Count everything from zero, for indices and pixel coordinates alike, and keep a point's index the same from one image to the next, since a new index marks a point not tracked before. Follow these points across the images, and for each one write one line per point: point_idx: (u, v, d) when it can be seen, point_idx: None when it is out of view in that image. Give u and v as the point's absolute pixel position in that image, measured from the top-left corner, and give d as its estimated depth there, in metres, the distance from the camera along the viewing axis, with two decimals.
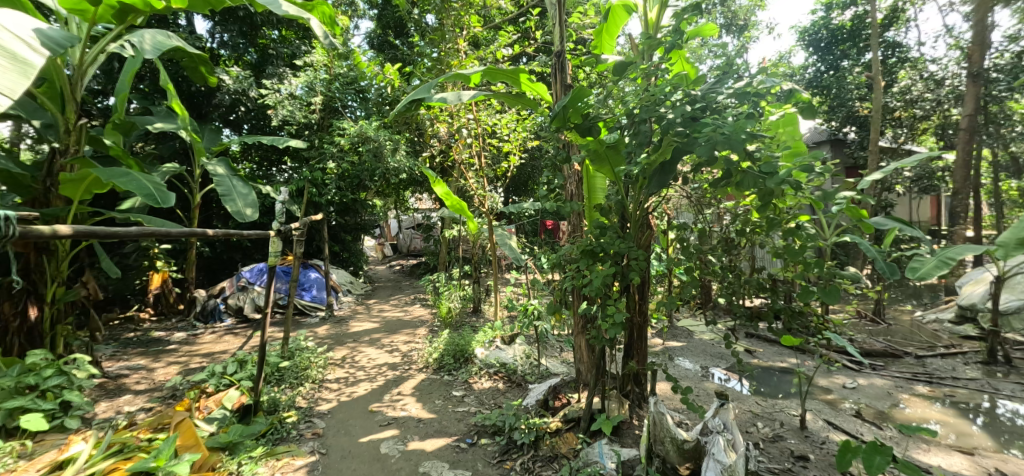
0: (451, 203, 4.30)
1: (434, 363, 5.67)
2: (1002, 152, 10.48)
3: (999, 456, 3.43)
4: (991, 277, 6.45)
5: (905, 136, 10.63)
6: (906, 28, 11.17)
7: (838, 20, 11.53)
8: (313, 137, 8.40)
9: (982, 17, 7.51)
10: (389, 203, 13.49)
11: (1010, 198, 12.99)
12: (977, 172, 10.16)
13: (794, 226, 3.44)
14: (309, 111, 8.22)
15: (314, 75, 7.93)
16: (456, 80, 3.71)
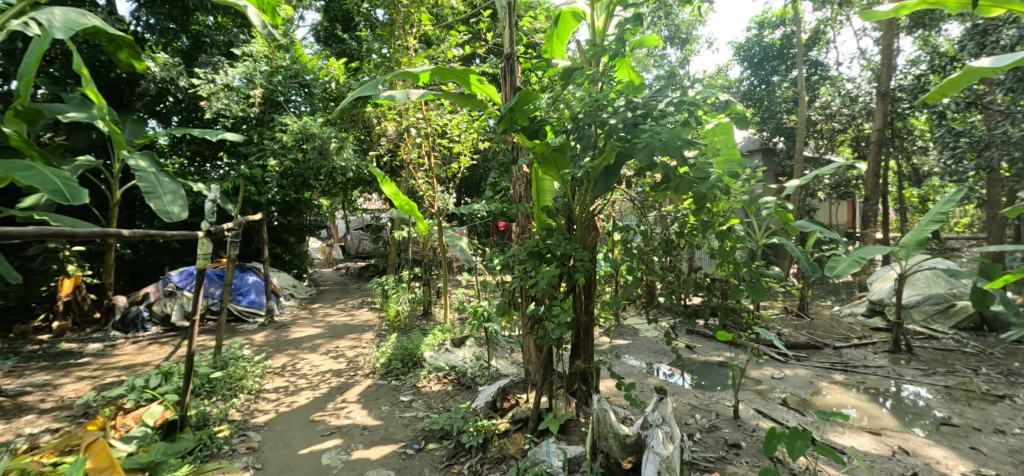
0: (400, 204, 4.20)
1: (381, 368, 5.51)
2: (905, 163, 11.73)
3: (901, 435, 3.83)
4: (896, 275, 7.25)
5: (825, 147, 11.65)
6: (827, 49, 12.27)
7: (770, 38, 12.45)
8: (251, 131, 7.95)
9: (888, 42, 8.40)
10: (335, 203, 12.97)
11: (912, 204, 14.53)
12: (884, 181, 11.31)
13: (726, 228, 3.67)
14: (247, 104, 7.76)
15: (253, 66, 7.51)
16: (404, 77, 3.63)
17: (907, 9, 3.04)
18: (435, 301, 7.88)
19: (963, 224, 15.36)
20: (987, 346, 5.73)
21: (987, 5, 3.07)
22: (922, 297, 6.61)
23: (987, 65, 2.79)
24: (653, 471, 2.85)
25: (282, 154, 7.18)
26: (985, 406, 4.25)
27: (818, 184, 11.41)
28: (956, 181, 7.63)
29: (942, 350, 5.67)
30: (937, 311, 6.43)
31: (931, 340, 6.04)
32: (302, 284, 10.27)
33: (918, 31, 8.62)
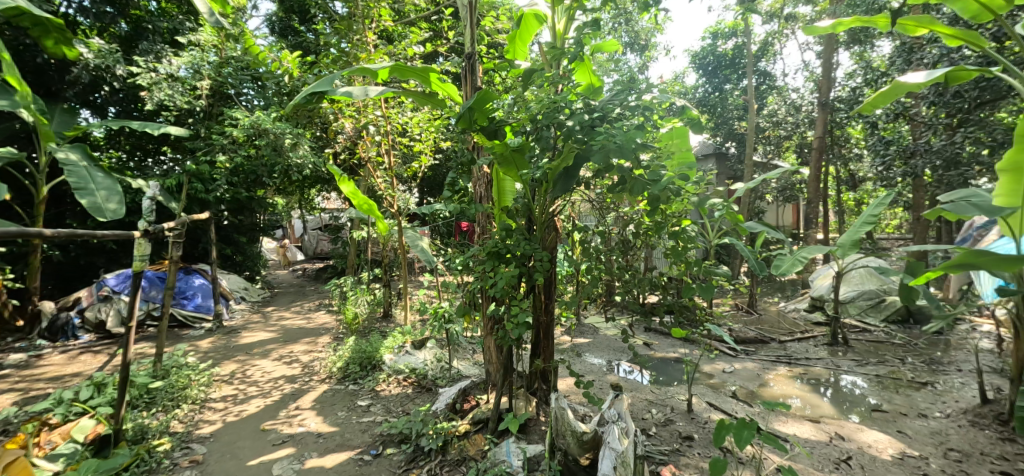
0: (359, 203, 4.10)
1: (338, 372, 5.34)
2: (844, 169, 12.57)
3: (838, 422, 4.12)
4: (835, 272, 7.82)
5: (773, 152, 12.33)
6: (774, 60, 12.99)
7: (723, 47, 13.05)
8: (198, 125, 7.50)
9: (828, 56, 9.02)
10: (290, 201, 12.46)
11: (850, 207, 15.57)
12: (825, 185, 12.09)
13: (678, 229, 3.82)
14: (194, 96, 7.33)
15: (200, 56, 7.13)
16: (362, 74, 3.51)
17: (842, 26, 3.31)
18: (396, 303, 7.71)
19: (893, 225, 16.65)
20: (912, 337, 6.25)
21: (911, 25, 3.39)
22: (857, 293, 7.16)
23: (915, 81, 3.14)
24: (609, 466, 2.90)
25: (231, 150, 6.82)
26: (910, 392, 4.64)
27: (766, 188, 12.07)
28: (887, 186, 8.27)
29: (874, 342, 6.15)
30: (871, 305, 6.98)
31: (865, 332, 6.54)
32: (254, 287, 9.79)
33: (855, 47, 9.43)
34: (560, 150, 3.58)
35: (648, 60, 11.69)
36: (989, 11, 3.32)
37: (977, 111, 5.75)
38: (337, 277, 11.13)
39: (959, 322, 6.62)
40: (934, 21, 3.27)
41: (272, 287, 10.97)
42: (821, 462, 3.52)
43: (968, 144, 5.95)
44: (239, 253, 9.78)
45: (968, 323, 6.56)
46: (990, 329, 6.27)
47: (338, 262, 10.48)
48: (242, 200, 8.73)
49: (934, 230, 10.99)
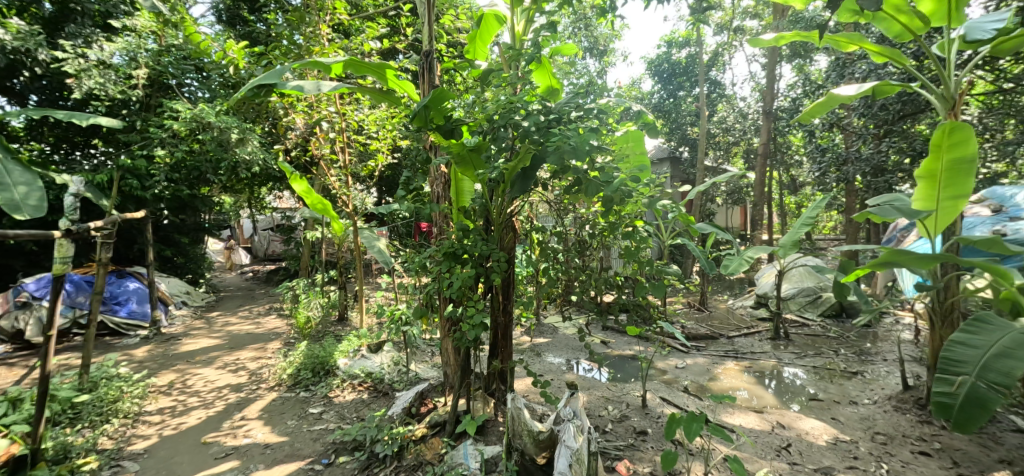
0: (313, 202, 3.96)
1: (288, 379, 5.11)
2: (786, 173, 13.38)
3: (779, 411, 4.38)
4: (777, 270, 8.33)
5: (722, 157, 12.98)
6: (724, 70, 13.69)
7: (677, 56, 13.64)
8: (133, 117, 7.02)
9: (773, 67, 9.61)
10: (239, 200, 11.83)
11: (792, 210, 16.59)
12: (769, 189, 12.83)
13: (631, 229, 3.91)
14: (129, 85, 6.85)
15: (137, 43, 6.68)
16: (314, 67, 3.35)
17: (784, 40, 3.53)
18: (352, 306, 7.46)
19: (829, 227, 17.92)
20: (845, 330, 6.75)
21: (844, 42, 3.66)
22: (797, 290, 7.65)
23: (847, 94, 3.41)
24: (565, 464, 2.93)
25: (171, 144, 6.42)
26: (843, 382, 5.01)
27: (716, 192, 12.70)
28: (823, 190, 8.88)
29: (812, 336, 6.59)
30: (809, 301, 7.48)
31: (805, 327, 6.99)
32: (197, 291, 9.21)
33: (796, 60, 10.09)
34: (518, 150, 3.60)
35: (607, 65, 12.05)
36: (910, 32, 3.66)
37: (900, 123, 6.28)
38: (289, 279, 10.63)
39: (886, 315, 7.23)
40: (864, 38, 3.56)
41: (217, 290, 10.35)
42: (763, 450, 3.74)
43: (892, 153, 6.52)
44: (179, 254, 9.18)
45: (893, 316, 7.17)
46: (911, 321, 6.88)
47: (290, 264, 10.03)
48: (184, 198, 8.19)
49: (864, 232, 11.92)
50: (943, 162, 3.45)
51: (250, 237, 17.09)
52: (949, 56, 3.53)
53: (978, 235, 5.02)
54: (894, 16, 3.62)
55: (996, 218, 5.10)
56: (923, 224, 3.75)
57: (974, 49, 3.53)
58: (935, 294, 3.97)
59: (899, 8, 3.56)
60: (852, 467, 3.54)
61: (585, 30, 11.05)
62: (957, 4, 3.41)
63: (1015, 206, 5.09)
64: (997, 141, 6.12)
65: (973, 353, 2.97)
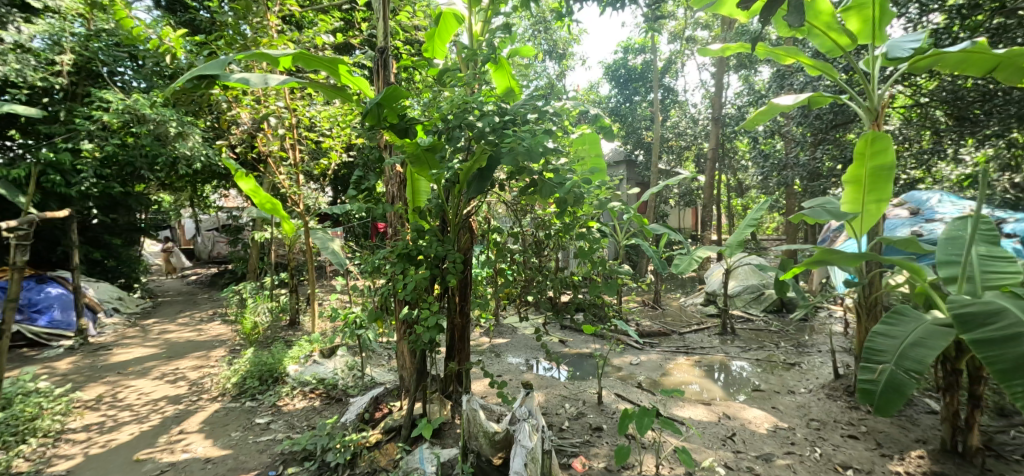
0: (261, 201, 3.78)
1: (233, 389, 4.83)
2: (734, 177, 14.09)
3: (726, 403, 4.62)
4: (724, 268, 8.79)
5: (675, 161, 13.53)
6: (677, 77, 14.28)
7: (633, 62, 14.11)
8: (58, 107, 6.47)
9: (722, 75, 10.14)
10: (181, 198, 11.11)
11: (739, 211, 17.47)
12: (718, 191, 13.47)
13: (585, 231, 3.98)
14: (52, 72, 6.29)
15: (62, 26, 6.15)
16: (261, 59, 3.16)
17: (730, 51, 3.72)
18: (305, 310, 7.15)
19: (772, 227, 19.02)
20: (785, 324, 7.21)
21: (782, 55, 3.92)
22: (743, 287, 8.09)
23: (786, 103, 3.64)
24: (520, 463, 2.94)
25: (101, 137, 5.95)
26: (782, 373, 5.35)
27: (670, 194, 13.28)
28: (766, 193, 9.45)
29: (755, 330, 6.99)
30: (753, 298, 7.93)
31: (749, 322, 7.40)
32: (130, 296, 8.52)
33: (742, 70, 10.68)
34: (473, 151, 3.59)
35: (566, 68, 12.34)
36: (839, 48, 4.00)
37: (832, 132, 6.80)
38: (234, 283, 10.05)
39: (820, 309, 7.79)
40: (800, 52, 3.82)
41: (154, 295, 9.64)
42: (710, 440, 3.92)
43: (825, 159, 7.04)
44: (110, 257, 8.49)
45: (827, 310, 7.74)
46: (842, 314, 7.45)
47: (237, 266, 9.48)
48: (115, 195, 7.58)
49: (802, 232, 12.72)
50: (867, 168, 3.76)
51: (192, 238, 16.05)
52: (873, 72, 3.85)
53: (898, 235, 5.50)
54: (826, 32, 3.95)
55: (914, 219, 5.61)
56: (850, 225, 4.06)
57: (895, 66, 3.87)
58: (861, 289, 4.31)
59: (829, 25, 3.90)
60: (790, 453, 3.78)
61: (545, 33, 11.38)
62: (880, 24, 3.74)
63: (930, 208, 5.61)
64: (914, 150, 6.75)
65: (891, 343, 3.25)
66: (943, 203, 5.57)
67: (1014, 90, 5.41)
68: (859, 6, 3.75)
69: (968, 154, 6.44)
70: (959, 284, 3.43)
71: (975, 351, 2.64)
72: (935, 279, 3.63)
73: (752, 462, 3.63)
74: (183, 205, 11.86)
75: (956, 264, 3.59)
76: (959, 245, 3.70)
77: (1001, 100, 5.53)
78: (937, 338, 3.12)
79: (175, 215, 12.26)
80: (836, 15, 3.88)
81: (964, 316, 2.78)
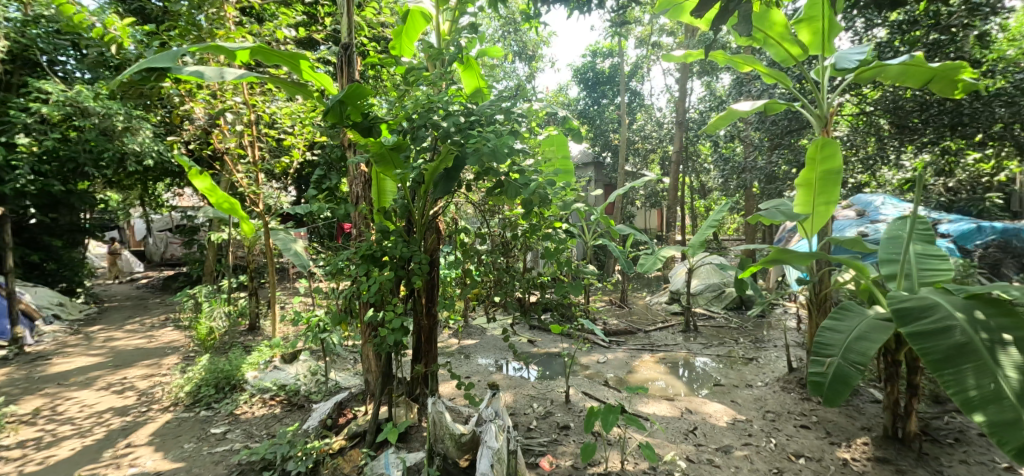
0: (217, 200, 3.61)
1: (186, 398, 4.58)
2: (697, 179, 14.52)
3: (688, 398, 4.76)
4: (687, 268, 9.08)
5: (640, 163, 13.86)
6: (643, 81, 14.60)
7: (601, 65, 14.34)
8: None
9: (686, 80, 10.45)
10: (131, 196, 10.48)
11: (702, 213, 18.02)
12: (682, 193, 13.85)
13: (551, 231, 4.01)
14: None
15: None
16: (217, 52, 3.00)
17: (691, 58, 3.86)
18: (266, 314, 6.87)
19: (733, 228, 19.72)
20: (744, 320, 7.52)
21: (741, 63, 4.09)
22: (705, 286, 8.40)
23: (744, 109, 3.80)
24: (487, 464, 2.92)
25: (39, 130, 5.60)
26: (741, 368, 5.58)
27: (636, 195, 13.60)
28: (727, 196, 9.81)
29: (716, 327, 7.26)
30: (714, 296, 8.24)
31: (711, 319, 7.68)
32: (72, 301, 7.96)
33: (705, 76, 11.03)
34: (439, 151, 3.55)
35: (536, 70, 12.49)
36: (792, 58, 4.20)
37: (787, 137, 7.14)
38: (189, 286, 9.55)
39: (776, 306, 8.16)
40: (757, 61, 3.99)
41: (99, 300, 9.04)
42: (673, 435, 4.04)
43: (781, 164, 7.40)
44: (49, 259, 7.91)
45: (782, 307, 8.11)
46: (795, 310, 7.83)
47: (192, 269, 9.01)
48: (56, 193, 7.08)
49: (760, 232, 13.24)
50: (817, 172, 3.98)
51: (143, 238, 15.18)
52: (823, 81, 4.06)
53: (846, 235, 5.83)
54: (780, 42, 4.13)
55: (860, 221, 5.95)
56: (801, 226, 4.29)
57: (843, 76, 4.09)
58: (811, 286, 4.55)
59: (783, 35, 4.10)
60: (747, 444, 3.94)
61: (515, 35, 11.61)
62: (829, 36, 3.95)
63: (874, 211, 5.98)
64: (860, 155, 7.16)
65: (838, 337, 3.45)
66: (885, 206, 5.95)
67: (947, 102, 5.96)
68: (810, 19, 3.99)
69: (907, 159, 6.90)
70: (898, 281, 3.66)
71: (912, 343, 2.82)
72: (877, 277, 3.87)
73: (713, 455, 3.76)
74: (133, 204, 11.20)
75: (896, 263, 3.84)
76: (898, 244, 3.97)
77: (937, 110, 6.07)
78: (877, 332, 3.34)
79: (123, 215, 11.55)
80: (789, 27, 4.10)
81: (902, 310, 2.99)
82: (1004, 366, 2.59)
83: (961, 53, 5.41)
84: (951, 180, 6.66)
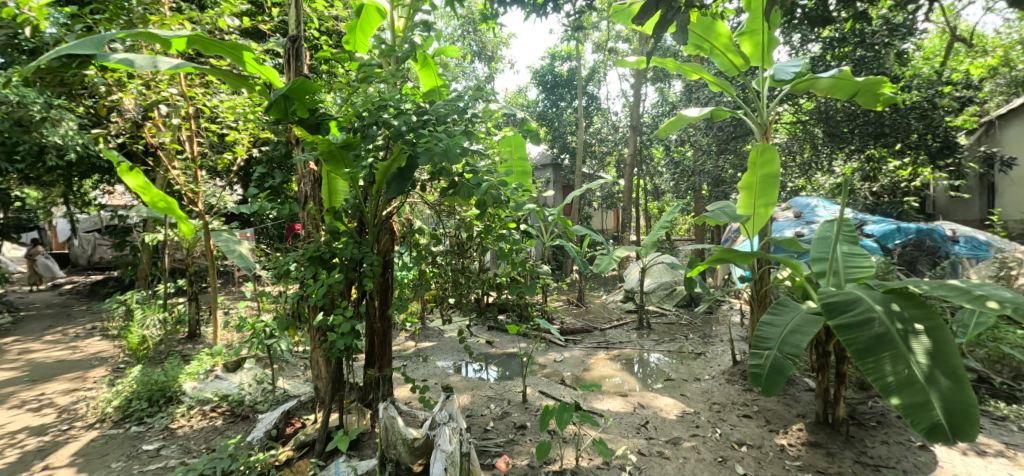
0: (151, 199, 3.35)
1: (115, 413, 4.21)
2: (651, 182, 14.97)
3: (640, 394, 4.92)
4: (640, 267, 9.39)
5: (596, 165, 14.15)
6: (600, 85, 14.88)
7: (559, 68, 14.48)
8: None
9: (640, 86, 10.77)
10: (51, 193, 9.51)
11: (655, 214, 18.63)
12: (636, 195, 14.25)
13: (506, 232, 4.00)
14: None
15: None
16: (149, 40, 2.77)
17: (645, 64, 3.97)
18: (209, 320, 6.44)
19: (685, 229, 20.55)
20: (693, 317, 7.88)
21: (690, 71, 4.27)
22: (657, 284, 8.73)
23: (692, 115, 3.97)
24: (440, 468, 2.88)
25: None
26: (690, 363, 5.83)
27: (592, 197, 13.91)
28: (679, 198, 10.21)
29: (667, 324, 7.55)
30: (666, 294, 8.60)
31: (663, 316, 7.99)
32: None
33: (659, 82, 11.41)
34: (393, 149, 3.46)
35: (495, 71, 12.50)
36: (736, 68, 4.43)
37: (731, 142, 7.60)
38: (120, 292, 8.79)
39: (722, 303, 8.59)
40: (704, 70, 4.19)
41: (14, 308, 8.15)
42: (625, 430, 4.16)
43: (727, 168, 7.82)
44: None
45: (728, 304, 8.56)
46: (739, 307, 8.28)
47: (124, 273, 8.28)
48: None
49: (709, 232, 13.86)
50: (758, 176, 4.24)
51: (67, 240, 13.85)
52: (763, 91, 4.30)
53: (785, 235, 6.24)
54: (725, 52, 4.35)
55: (797, 222, 6.38)
56: (744, 226, 4.55)
57: (781, 87, 4.35)
58: (753, 284, 4.82)
59: (728, 46, 4.31)
60: (695, 435, 4.12)
61: (474, 34, 11.57)
62: (767, 49, 4.21)
63: (810, 212, 6.46)
64: (798, 161, 7.91)
65: (775, 331, 3.68)
66: (819, 208, 6.43)
67: (871, 112, 6.48)
68: (752, 32, 4.23)
69: (837, 166, 7.46)
70: (828, 278, 3.94)
71: (839, 335, 3.06)
72: (810, 274, 4.15)
73: (663, 447, 3.90)
74: (54, 202, 10.15)
75: (826, 261, 4.14)
76: (828, 243, 4.29)
77: (862, 120, 6.57)
78: (810, 325, 3.59)
79: (43, 215, 10.46)
80: (732, 38, 4.33)
81: (830, 304, 3.23)
82: (916, 352, 2.87)
83: (881, 68, 6.04)
84: (875, 184, 7.37)
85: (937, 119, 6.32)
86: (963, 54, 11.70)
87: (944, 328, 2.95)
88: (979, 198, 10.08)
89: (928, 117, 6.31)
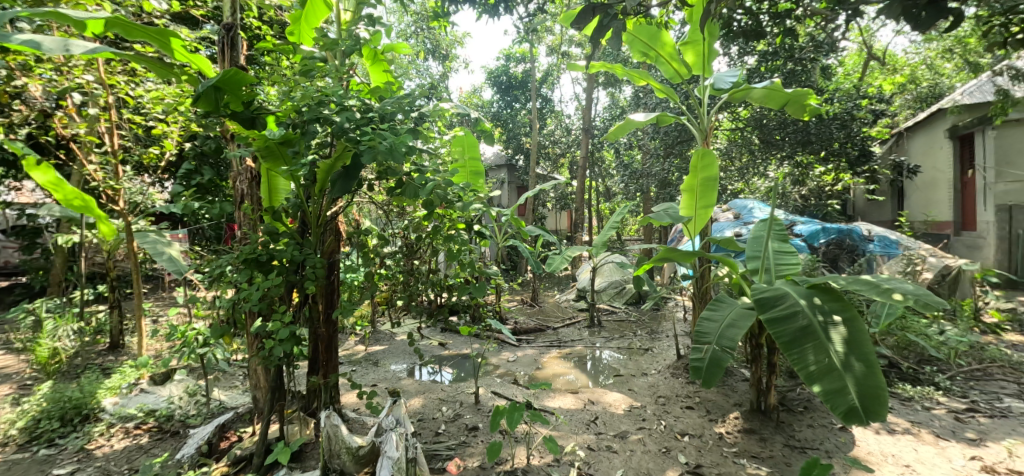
0: (64, 197, 3.01)
1: (20, 435, 3.76)
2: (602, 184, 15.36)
3: (591, 391, 5.04)
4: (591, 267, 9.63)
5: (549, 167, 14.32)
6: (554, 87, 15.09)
7: (514, 70, 14.55)
8: None
9: (592, 90, 11.04)
10: None
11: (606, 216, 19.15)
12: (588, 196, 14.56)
13: (456, 233, 3.94)
14: None
15: None
16: (59, 20, 2.48)
17: (595, 69, 4.09)
18: (134, 329, 5.91)
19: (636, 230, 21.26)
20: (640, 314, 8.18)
21: (638, 77, 4.43)
22: (607, 283, 8.99)
23: (639, 119, 4.12)
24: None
25: None
26: (637, 358, 6.04)
27: (546, 197, 14.09)
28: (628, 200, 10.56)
29: (616, 322, 7.79)
30: (616, 293, 8.86)
31: (613, 314, 8.24)
32: None
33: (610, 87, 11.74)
34: (337, 147, 3.31)
35: (449, 70, 12.40)
36: (679, 75, 4.64)
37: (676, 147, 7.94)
38: (28, 300, 7.88)
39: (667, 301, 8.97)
40: (651, 76, 4.35)
41: None
42: (576, 427, 4.24)
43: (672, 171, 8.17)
44: None
45: (673, 301, 8.95)
46: (683, 304, 8.69)
47: (34, 279, 7.44)
48: None
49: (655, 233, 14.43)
50: (699, 179, 4.46)
51: None
52: (704, 99, 4.51)
53: (725, 235, 6.64)
54: (669, 60, 4.55)
55: (736, 222, 6.82)
56: (686, 227, 4.75)
57: (720, 96, 4.59)
58: (695, 281, 5.06)
59: (671, 54, 4.51)
60: (641, 428, 4.28)
61: (428, 32, 11.42)
62: (707, 59, 4.43)
63: (747, 214, 6.90)
64: (735, 166, 8.40)
65: (713, 325, 3.88)
66: (755, 210, 6.87)
67: (799, 121, 7.25)
68: (693, 42, 4.44)
69: (769, 171, 8.00)
70: (760, 275, 4.21)
71: (769, 328, 3.28)
72: (745, 271, 4.41)
73: (611, 442, 4.02)
74: None
75: (759, 259, 4.41)
76: (762, 242, 4.58)
77: (792, 128, 7.30)
78: (744, 319, 3.81)
79: None
80: (676, 48, 4.54)
81: (762, 300, 3.46)
82: (835, 341, 3.14)
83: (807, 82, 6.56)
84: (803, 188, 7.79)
85: (855, 129, 7.26)
86: (879, 71, 12.93)
87: (858, 319, 3.25)
88: (891, 202, 11.60)
89: (847, 127, 7.23)
